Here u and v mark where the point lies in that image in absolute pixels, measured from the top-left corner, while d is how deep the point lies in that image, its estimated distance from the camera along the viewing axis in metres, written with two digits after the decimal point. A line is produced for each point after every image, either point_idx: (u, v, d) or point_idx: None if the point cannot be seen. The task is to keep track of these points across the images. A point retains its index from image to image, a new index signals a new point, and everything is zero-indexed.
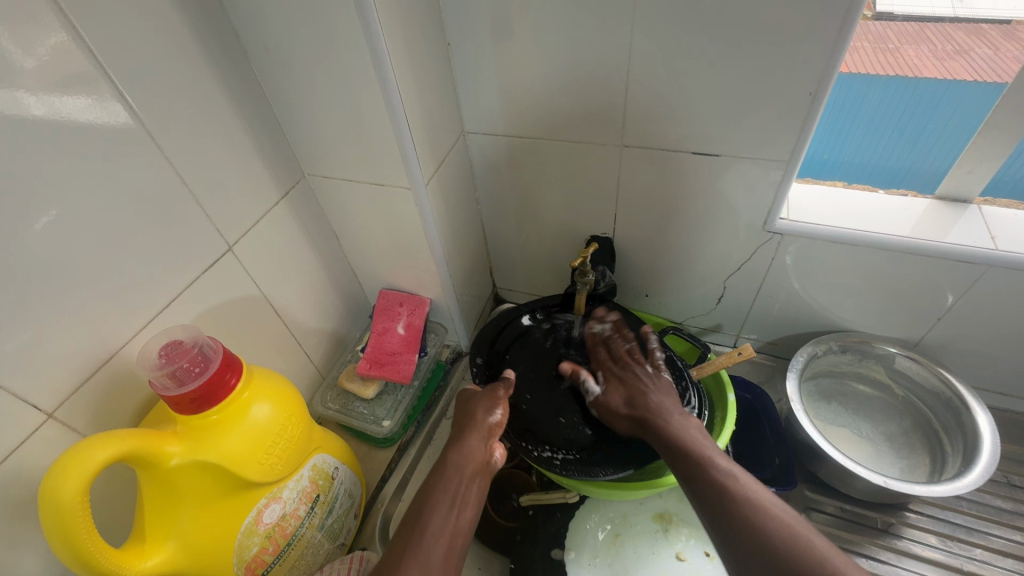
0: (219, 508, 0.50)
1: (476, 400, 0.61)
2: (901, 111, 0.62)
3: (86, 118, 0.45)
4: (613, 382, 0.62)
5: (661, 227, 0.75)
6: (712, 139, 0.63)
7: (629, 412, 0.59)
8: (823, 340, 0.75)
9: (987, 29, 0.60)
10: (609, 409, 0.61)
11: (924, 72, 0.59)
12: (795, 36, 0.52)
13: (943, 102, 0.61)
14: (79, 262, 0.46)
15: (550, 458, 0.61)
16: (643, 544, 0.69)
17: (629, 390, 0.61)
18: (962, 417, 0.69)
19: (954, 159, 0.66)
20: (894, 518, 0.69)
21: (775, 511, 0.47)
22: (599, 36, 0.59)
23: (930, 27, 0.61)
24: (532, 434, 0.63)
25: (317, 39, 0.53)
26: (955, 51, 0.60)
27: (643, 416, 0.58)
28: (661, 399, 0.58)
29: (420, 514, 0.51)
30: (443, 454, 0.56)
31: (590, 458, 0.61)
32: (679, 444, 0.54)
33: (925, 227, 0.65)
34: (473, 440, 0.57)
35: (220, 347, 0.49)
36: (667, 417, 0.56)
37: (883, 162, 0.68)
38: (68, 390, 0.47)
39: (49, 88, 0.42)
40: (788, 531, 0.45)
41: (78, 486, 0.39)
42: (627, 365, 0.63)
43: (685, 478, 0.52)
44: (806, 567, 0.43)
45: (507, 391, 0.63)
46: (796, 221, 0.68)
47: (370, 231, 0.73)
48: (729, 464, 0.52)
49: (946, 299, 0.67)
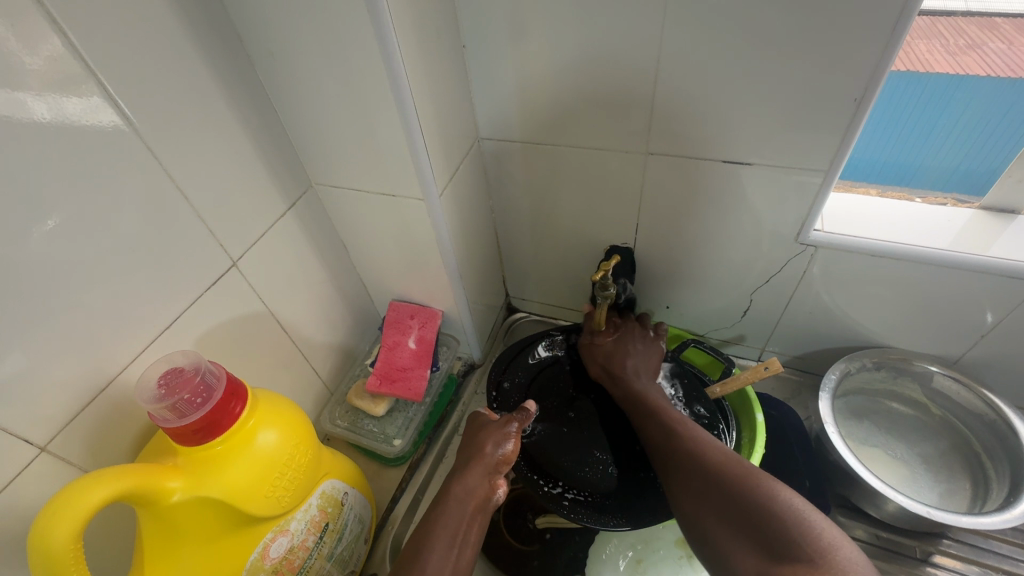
0: (222, 545, 0.47)
1: (487, 431, 0.58)
2: (913, 107, 0.59)
3: (93, 121, 0.42)
4: (609, 334, 0.68)
5: (684, 238, 0.72)
6: (744, 147, 0.59)
7: (607, 365, 0.65)
8: (857, 356, 0.71)
9: (999, 23, 0.58)
10: (590, 354, 0.67)
11: (936, 66, 0.56)
12: (841, 38, 0.48)
13: (957, 99, 0.57)
14: (73, 285, 0.43)
15: (560, 495, 0.59)
16: (666, 571, 0.66)
17: (617, 347, 0.66)
18: (1008, 441, 0.65)
19: (967, 160, 0.62)
20: (930, 546, 0.66)
21: (712, 447, 0.52)
22: (624, 36, 0.55)
23: (941, 21, 0.58)
24: (544, 469, 0.61)
25: (325, 41, 0.50)
26: (968, 45, 0.57)
27: (615, 373, 0.64)
28: (638, 363, 0.64)
29: (417, 548, 0.48)
30: (446, 487, 0.53)
31: (601, 506, 0.58)
32: (639, 399, 0.60)
33: (968, 240, 0.61)
34: (474, 471, 0.54)
35: (223, 373, 0.46)
36: (633, 377, 0.62)
37: (896, 159, 0.65)
38: (61, 421, 0.44)
39: (44, 94, 0.39)
40: (721, 458, 0.50)
41: (71, 530, 0.36)
42: (623, 321, 0.69)
43: (640, 426, 0.58)
44: (729, 481, 0.47)
45: (520, 425, 0.58)
46: (831, 233, 0.64)
47: (380, 241, 0.70)
48: (679, 415, 0.57)
49: (988, 318, 0.64)
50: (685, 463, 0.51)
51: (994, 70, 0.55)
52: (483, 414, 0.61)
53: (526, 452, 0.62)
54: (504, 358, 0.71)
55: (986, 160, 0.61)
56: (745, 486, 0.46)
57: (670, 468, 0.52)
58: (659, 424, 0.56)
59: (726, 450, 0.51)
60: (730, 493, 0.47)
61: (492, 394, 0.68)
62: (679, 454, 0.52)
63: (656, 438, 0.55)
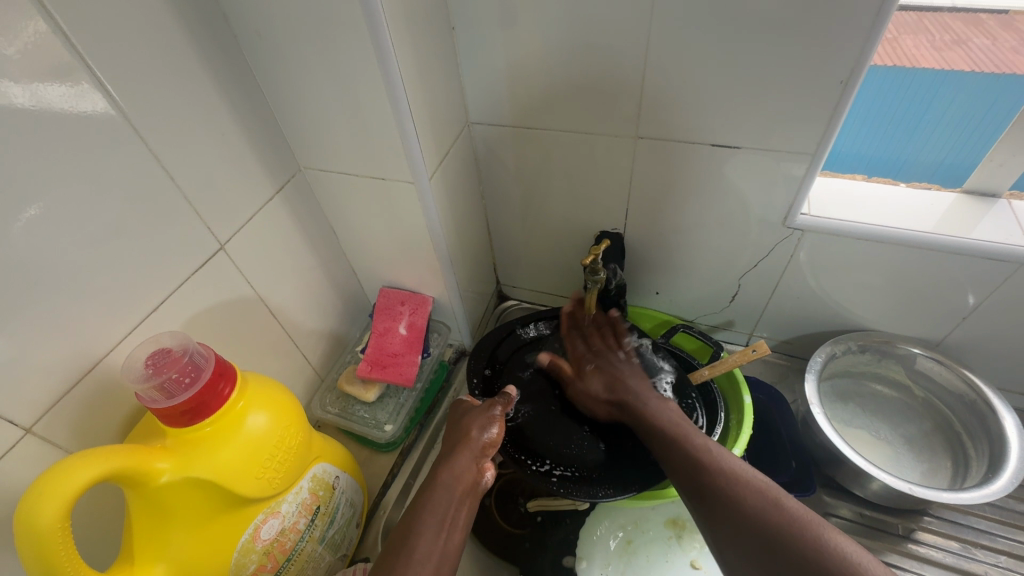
0: (213, 526, 0.47)
1: (469, 417, 0.58)
2: (898, 102, 0.60)
3: (75, 107, 0.41)
4: (590, 369, 0.63)
5: (674, 224, 0.72)
6: (733, 131, 0.59)
7: (609, 398, 0.60)
8: (841, 340, 0.72)
9: (985, 19, 0.58)
10: (587, 397, 0.62)
11: (922, 61, 0.58)
12: (829, 21, 0.49)
13: (943, 93, 0.58)
14: (56, 267, 0.43)
15: (547, 473, 0.59)
16: (656, 551, 0.67)
17: (608, 376, 0.61)
18: (987, 421, 0.67)
19: (952, 154, 0.64)
20: (912, 523, 0.67)
21: (750, 481, 0.48)
22: (614, 19, 0.55)
23: (929, 16, 0.58)
24: (530, 448, 0.61)
25: (313, 22, 0.49)
26: (953, 41, 0.58)
27: (622, 403, 0.59)
28: (637, 384, 0.60)
29: (405, 534, 0.48)
30: (433, 473, 0.53)
31: (589, 478, 0.59)
32: (657, 426, 0.56)
33: (951, 224, 0.62)
34: (465, 455, 0.54)
35: (212, 355, 0.46)
36: (642, 401, 0.58)
37: (881, 154, 0.66)
38: (47, 403, 0.44)
39: (27, 73, 0.38)
40: (762, 497, 0.46)
41: (59, 509, 0.36)
42: (600, 347, 0.65)
43: (663, 456, 0.53)
44: (777, 528, 0.44)
45: (504, 408, 0.59)
46: (818, 217, 0.64)
47: (370, 227, 0.70)
48: (705, 440, 0.53)
49: (969, 300, 0.65)
50: (715, 503, 0.48)
51: (979, 65, 0.57)
52: (466, 400, 0.61)
53: (512, 433, 0.62)
54: (487, 343, 0.71)
55: (971, 154, 0.63)
56: (797, 538, 0.43)
57: (699, 504, 0.49)
58: (682, 455, 0.52)
59: (757, 485, 0.48)
60: (765, 542, 0.44)
61: (475, 381, 0.68)
62: (711, 491, 0.48)
63: (677, 466, 0.52)
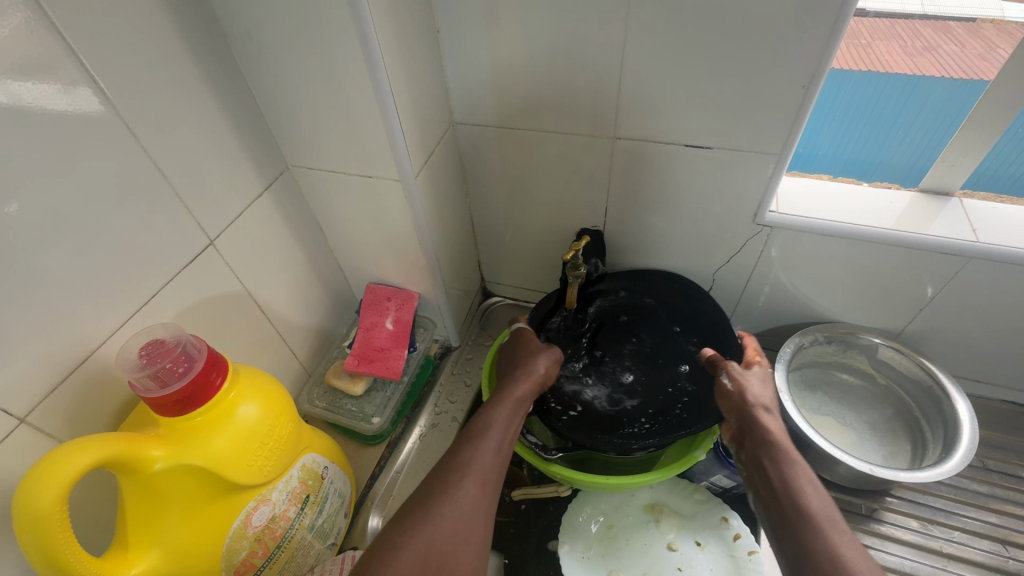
0: (206, 512, 0.48)
1: (532, 362, 0.64)
2: (874, 105, 0.64)
3: (48, 105, 0.41)
4: (750, 377, 0.61)
5: (650, 221, 0.75)
6: (702, 133, 0.63)
7: (745, 404, 0.58)
8: (809, 331, 0.76)
9: (954, 27, 0.62)
10: (725, 397, 0.61)
11: (894, 66, 0.61)
12: (788, 32, 0.52)
13: (915, 96, 0.62)
14: (45, 261, 0.43)
15: (558, 413, 0.66)
16: (635, 535, 0.70)
17: (759, 392, 0.60)
18: (943, 405, 0.71)
19: (920, 155, 0.68)
20: (875, 503, 0.71)
21: (843, 528, 0.46)
22: (592, 26, 0.58)
23: (901, 22, 0.62)
24: (561, 397, 0.68)
25: (303, 26, 0.51)
26: (924, 47, 0.63)
27: (753, 413, 0.57)
28: (774, 410, 0.58)
29: (449, 479, 0.51)
30: (491, 415, 0.57)
31: (593, 426, 0.65)
32: (775, 448, 0.54)
33: (908, 221, 0.66)
34: (508, 405, 0.59)
35: (204, 347, 0.47)
36: (773, 425, 0.56)
37: (856, 154, 0.70)
38: (42, 393, 0.45)
39: (9, 69, 0.38)
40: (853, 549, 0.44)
41: (56, 496, 0.37)
42: (758, 368, 0.63)
43: (772, 479, 0.52)
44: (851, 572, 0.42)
45: (546, 365, 0.64)
46: (785, 214, 0.68)
47: (356, 224, 0.72)
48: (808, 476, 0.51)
49: (926, 291, 0.69)
50: (789, 545, 0.47)
51: (950, 72, 0.61)
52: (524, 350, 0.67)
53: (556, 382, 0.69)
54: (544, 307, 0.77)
55: (936, 155, 0.67)
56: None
57: (768, 532, 0.51)
58: (794, 503, 0.49)
59: (847, 540, 0.45)
60: None
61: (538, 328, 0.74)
62: (807, 529, 0.47)
63: (771, 498, 0.52)
